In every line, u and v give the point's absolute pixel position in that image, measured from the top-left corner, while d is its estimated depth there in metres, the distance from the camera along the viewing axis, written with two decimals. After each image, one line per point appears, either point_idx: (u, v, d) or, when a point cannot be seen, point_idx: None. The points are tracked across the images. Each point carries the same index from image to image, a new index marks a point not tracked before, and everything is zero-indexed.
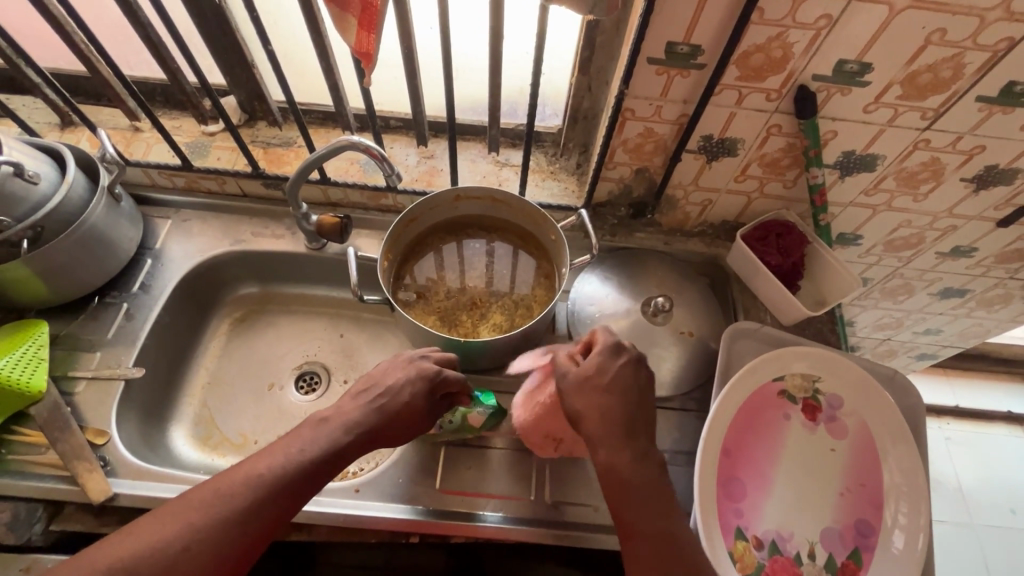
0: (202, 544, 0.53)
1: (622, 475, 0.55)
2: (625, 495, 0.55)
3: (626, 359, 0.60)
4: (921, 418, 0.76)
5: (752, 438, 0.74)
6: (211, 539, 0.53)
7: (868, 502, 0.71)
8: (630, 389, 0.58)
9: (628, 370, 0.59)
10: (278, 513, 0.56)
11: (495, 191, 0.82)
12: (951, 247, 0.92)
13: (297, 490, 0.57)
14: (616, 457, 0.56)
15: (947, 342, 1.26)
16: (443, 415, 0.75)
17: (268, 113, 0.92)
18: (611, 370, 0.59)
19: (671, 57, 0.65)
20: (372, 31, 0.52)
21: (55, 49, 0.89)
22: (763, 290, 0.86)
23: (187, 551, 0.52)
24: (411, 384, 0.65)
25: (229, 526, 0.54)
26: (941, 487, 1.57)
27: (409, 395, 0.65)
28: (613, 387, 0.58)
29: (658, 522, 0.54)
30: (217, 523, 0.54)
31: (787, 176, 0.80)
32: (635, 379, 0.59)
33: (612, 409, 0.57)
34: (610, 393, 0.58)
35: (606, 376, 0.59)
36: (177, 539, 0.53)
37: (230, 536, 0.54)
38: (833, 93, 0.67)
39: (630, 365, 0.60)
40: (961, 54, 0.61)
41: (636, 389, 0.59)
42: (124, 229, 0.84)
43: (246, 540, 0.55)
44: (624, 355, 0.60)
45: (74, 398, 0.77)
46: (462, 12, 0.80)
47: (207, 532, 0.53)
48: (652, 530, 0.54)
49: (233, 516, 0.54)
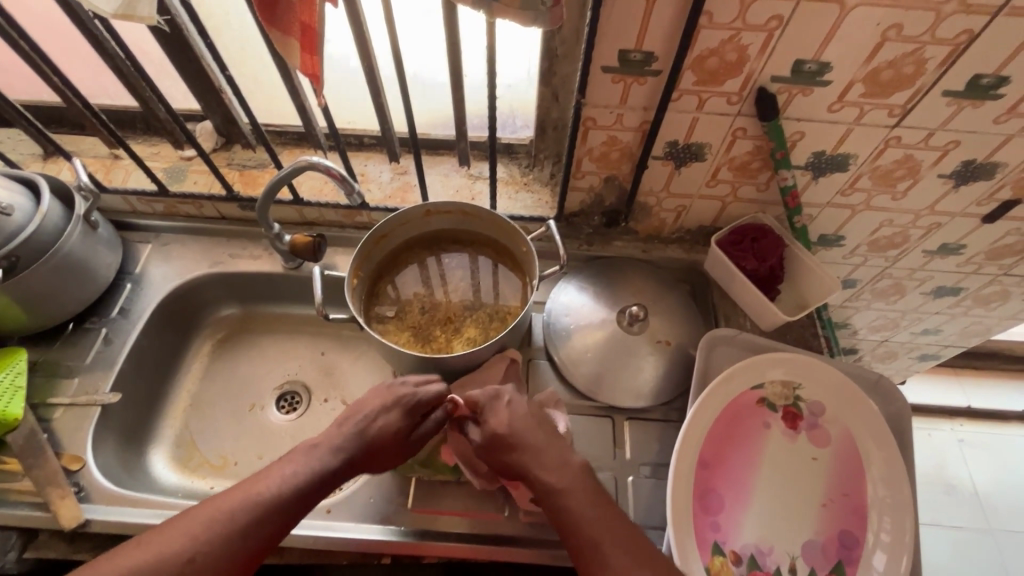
0: (207, 555, 0.53)
1: (558, 501, 0.58)
2: (566, 520, 0.57)
3: (509, 398, 0.65)
4: (907, 423, 0.74)
5: (730, 449, 0.72)
6: (210, 553, 0.53)
7: (852, 514, 0.69)
8: (527, 419, 0.63)
9: (515, 406, 0.64)
10: (279, 525, 0.56)
11: (465, 205, 0.81)
12: (938, 245, 0.89)
13: (287, 503, 0.57)
14: (550, 485, 0.58)
15: (949, 342, 1.22)
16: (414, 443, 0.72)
17: (241, 136, 0.93)
18: (503, 409, 0.64)
19: (625, 65, 0.65)
20: (314, 53, 0.52)
21: (34, 82, 0.92)
22: (741, 296, 0.84)
23: (195, 563, 0.53)
24: (383, 410, 0.64)
25: (231, 539, 0.54)
26: (955, 491, 1.51)
27: (381, 425, 0.63)
28: (515, 423, 0.62)
29: (603, 532, 0.56)
30: (215, 541, 0.54)
31: (758, 179, 0.78)
32: (525, 406, 0.65)
33: (521, 443, 0.61)
34: (517, 429, 0.62)
35: (499, 418, 0.63)
36: (184, 550, 0.53)
37: (230, 550, 0.54)
38: (794, 94, 0.66)
39: (514, 401, 0.65)
40: (920, 48, 0.59)
41: (530, 420, 0.63)
42: (101, 255, 0.85)
43: (246, 550, 0.54)
44: (504, 395, 0.65)
45: (51, 424, 0.78)
46: (424, 30, 0.80)
47: (211, 543, 0.53)
48: (601, 544, 0.55)
49: (231, 533, 0.54)
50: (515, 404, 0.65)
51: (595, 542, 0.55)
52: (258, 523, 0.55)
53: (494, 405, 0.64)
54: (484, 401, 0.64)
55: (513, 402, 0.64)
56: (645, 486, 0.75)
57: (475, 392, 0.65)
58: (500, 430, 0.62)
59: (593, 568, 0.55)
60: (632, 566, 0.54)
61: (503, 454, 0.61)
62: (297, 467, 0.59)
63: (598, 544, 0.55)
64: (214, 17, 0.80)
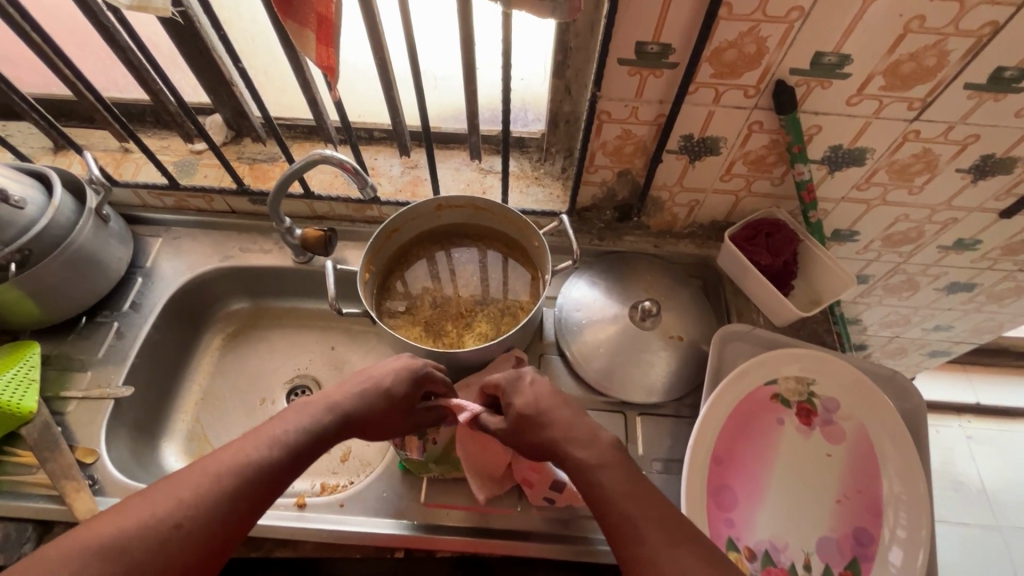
0: (195, 520, 0.51)
1: (591, 477, 0.56)
2: (601, 497, 0.55)
3: (531, 378, 0.65)
4: (922, 420, 0.73)
5: (743, 445, 0.71)
6: (202, 523, 0.51)
7: (867, 510, 0.68)
8: (552, 397, 0.63)
9: (540, 385, 0.64)
10: (267, 492, 0.56)
11: (477, 199, 0.81)
12: (954, 240, 0.88)
13: (279, 469, 0.56)
14: (581, 462, 0.58)
15: (960, 338, 1.21)
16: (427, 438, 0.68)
17: (251, 130, 0.93)
18: (528, 388, 0.64)
19: (641, 58, 0.64)
20: (331, 45, 0.52)
21: (45, 75, 0.91)
22: (755, 291, 0.84)
23: (182, 529, 0.50)
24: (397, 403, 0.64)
25: (224, 505, 0.52)
26: (963, 488, 1.51)
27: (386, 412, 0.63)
28: (541, 400, 0.63)
29: (637, 508, 0.53)
30: (210, 509, 0.52)
31: (774, 173, 0.78)
32: (549, 386, 0.65)
33: (549, 421, 0.61)
34: (545, 407, 0.62)
35: (524, 398, 0.63)
36: (171, 514, 0.50)
37: (219, 514, 0.52)
38: (813, 86, 0.65)
39: (537, 380, 0.65)
40: (943, 40, 0.58)
41: (557, 399, 0.63)
42: (113, 249, 0.85)
43: (233, 516, 0.53)
44: (526, 375, 0.65)
45: (65, 417, 0.78)
46: (435, 24, 0.80)
47: (202, 509, 0.51)
48: (637, 519, 0.53)
49: (222, 499, 0.53)
50: (538, 383, 0.65)
51: (630, 517, 0.53)
52: (252, 491, 0.54)
53: (517, 384, 0.64)
54: (506, 383, 0.65)
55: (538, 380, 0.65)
56: (657, 482, 0.75)
57: (495, 374, 0.65)
58: (526, 409, 0.62)
59: (626, 545, 0.52)
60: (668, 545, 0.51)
61: (533, 433, 0.61)
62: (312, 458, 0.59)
63: (632, 519, 0.53)
64: (226, 10, 0.79)
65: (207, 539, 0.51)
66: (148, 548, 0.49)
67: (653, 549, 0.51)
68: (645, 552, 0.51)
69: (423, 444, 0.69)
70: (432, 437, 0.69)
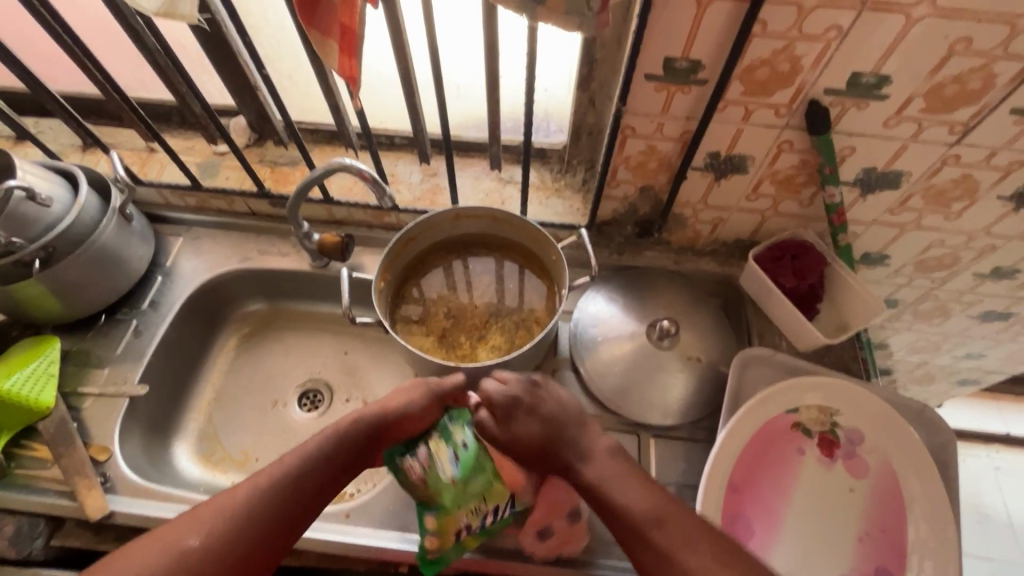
0: (208, 546, 0.52)
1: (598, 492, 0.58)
2: (612, 514, 0.56)
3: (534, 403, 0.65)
4: (952, 456, 0.70)
5: (761, 474, 0.69)
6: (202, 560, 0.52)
7: (891, 550, 0.66)
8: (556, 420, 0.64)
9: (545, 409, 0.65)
10: (281, 544, 0.56)
11: (495, 210, 0.79)
12: (991, 268, 0.84)
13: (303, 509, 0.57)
14: (592, 479, 0.59)
15: (993, 367, 1.16)
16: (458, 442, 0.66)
17: (274, 133, 0.93)
18: (528, 418, 0.64)
19: (669, 73, 0.62)
20: (354, 56, 0.51)
21: (76, 74, 0.93)
22: (778, 314, 0.81)
23: (196, 553, 0.52)
24: None
25: (233, 526, 0.54)
26: (988, 520, 1.45)
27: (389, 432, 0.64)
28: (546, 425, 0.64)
29: (645, 516, 0.55)
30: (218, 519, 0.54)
31: (802, 193, 0.75)
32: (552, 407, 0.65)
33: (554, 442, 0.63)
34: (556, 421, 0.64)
35: (523, 427, 0.64)
36: (190, 537, 0.53)
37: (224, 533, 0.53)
38: (848, 107, 0.62)
39: (539, 404, 0.65)
40: (990, 63, 0.56)
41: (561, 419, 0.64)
42: (134, 247, 0.86)
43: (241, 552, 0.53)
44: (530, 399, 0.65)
45: (81, 413, 0.79)
46: (460, 34, 0.79)
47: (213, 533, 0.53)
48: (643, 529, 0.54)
49: (236, 531, 0.53)
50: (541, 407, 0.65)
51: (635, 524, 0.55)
52: (257, 535, 0.54)
53: (513, 410, 0.64)
54: (503, 412, 0.64)
55: (541, 403, 0.65)
56: None
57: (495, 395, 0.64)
58: (527, 438, 0.63)
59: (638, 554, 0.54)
60: (681, 545, 0.52)
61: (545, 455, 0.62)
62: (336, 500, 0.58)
63: (641, 528, 0.54)
64: (253, 15, 0.80)
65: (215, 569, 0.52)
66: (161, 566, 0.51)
67: (664, 553, 0.52)
68: (653, 557, 0.53)
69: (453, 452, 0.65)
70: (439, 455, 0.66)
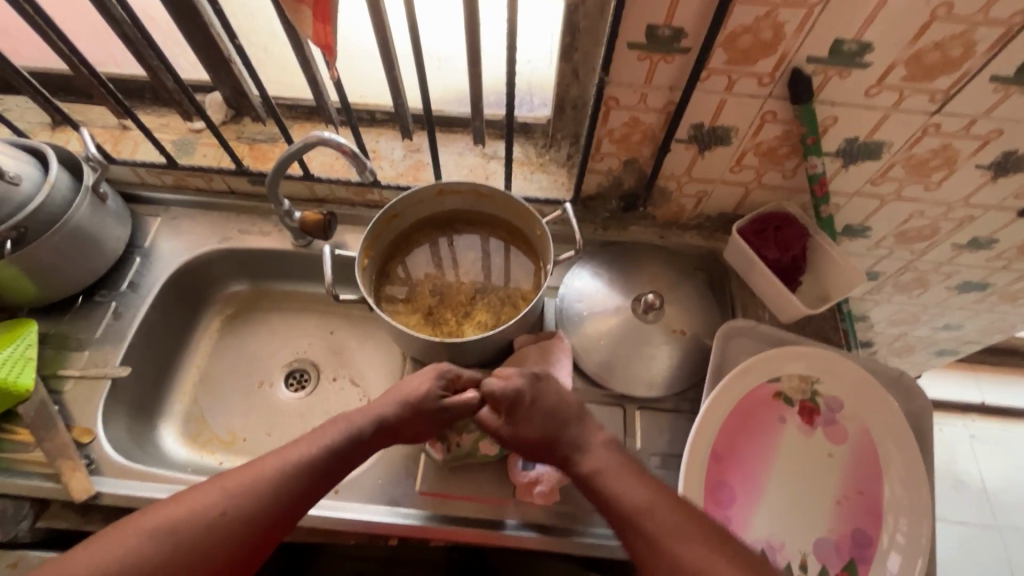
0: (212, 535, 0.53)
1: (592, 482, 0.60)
2: (605, 505, 0.58)
3: (531, 398, 0.63)
4: (928, 422, 0.72)
5: (743, 442, 0.70)
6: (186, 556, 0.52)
7: (867, 512, 0.68)
8: (549, 415, 0.63)
9: (541, 403, 0.63)
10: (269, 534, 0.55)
11: (479, 185, 0.78)
12: (969, 239, 0.86)
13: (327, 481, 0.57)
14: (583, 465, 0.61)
15: (969, 338, 1.18)
16: (453, 437, 0.71)
17: (251, 108, 0.91)
18: (528, 410, 0.63)
19: (652, 41, 0.61)
20: (327, 21, 0.50)
21: (41, 48, 0.90)
22: (761, 287, 0.82)
23: (221, 517, 0.53)
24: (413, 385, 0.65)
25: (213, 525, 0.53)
26: (962, 486, 1.50)
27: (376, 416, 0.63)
28: (540, 422, 0.63)
29: (640, 505, 0.56)
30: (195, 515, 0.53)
31: (786, 165, 0.75)
32: (549, 402, 0.63)
33: (551, 437, 0.62)
34: (555, 416, 0.63)
35: (524, 424, 0.63)
36: (216, 503, 0.54)
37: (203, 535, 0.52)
38: (831, 76, 0.62)
39: (538, 399, 0.63)
40: (970, 29, 0.56)
41: (557, 411, 0.63)
42: (110, 228, 0.84)
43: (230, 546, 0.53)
44: (527, 395, 0.63)
45: (62, 396, 0.78)
46: (439, 4, 0.77)
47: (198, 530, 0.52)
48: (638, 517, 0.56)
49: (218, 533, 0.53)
50: (540, 401, 0.63)
51: (629, 513, 0.56)
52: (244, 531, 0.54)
53: (517, 406, 0.63)
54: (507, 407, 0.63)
55: (538, 401, 0.63)
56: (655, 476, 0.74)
57: (496, 392, 0.63)
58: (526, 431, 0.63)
59: (632, 540, 0.56)
60: (670, 534, 0.54)
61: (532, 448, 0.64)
62: (325, 474, 0.58)
63: (632, 517, 0.56)
64: None
65: (248, 534, 0.53)
66: (188, 540, 0.52)
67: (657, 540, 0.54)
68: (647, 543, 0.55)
69: (448, 445, 0.71)
70: (455, 439, 0.71)
